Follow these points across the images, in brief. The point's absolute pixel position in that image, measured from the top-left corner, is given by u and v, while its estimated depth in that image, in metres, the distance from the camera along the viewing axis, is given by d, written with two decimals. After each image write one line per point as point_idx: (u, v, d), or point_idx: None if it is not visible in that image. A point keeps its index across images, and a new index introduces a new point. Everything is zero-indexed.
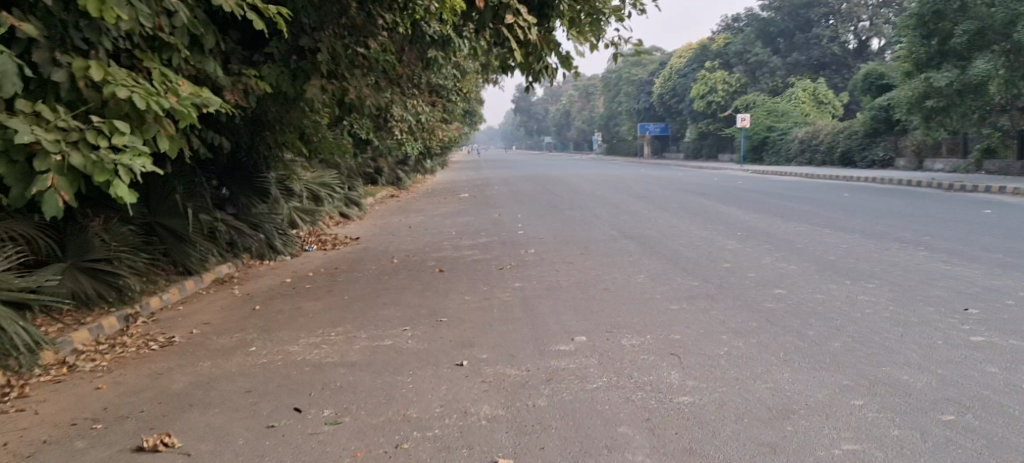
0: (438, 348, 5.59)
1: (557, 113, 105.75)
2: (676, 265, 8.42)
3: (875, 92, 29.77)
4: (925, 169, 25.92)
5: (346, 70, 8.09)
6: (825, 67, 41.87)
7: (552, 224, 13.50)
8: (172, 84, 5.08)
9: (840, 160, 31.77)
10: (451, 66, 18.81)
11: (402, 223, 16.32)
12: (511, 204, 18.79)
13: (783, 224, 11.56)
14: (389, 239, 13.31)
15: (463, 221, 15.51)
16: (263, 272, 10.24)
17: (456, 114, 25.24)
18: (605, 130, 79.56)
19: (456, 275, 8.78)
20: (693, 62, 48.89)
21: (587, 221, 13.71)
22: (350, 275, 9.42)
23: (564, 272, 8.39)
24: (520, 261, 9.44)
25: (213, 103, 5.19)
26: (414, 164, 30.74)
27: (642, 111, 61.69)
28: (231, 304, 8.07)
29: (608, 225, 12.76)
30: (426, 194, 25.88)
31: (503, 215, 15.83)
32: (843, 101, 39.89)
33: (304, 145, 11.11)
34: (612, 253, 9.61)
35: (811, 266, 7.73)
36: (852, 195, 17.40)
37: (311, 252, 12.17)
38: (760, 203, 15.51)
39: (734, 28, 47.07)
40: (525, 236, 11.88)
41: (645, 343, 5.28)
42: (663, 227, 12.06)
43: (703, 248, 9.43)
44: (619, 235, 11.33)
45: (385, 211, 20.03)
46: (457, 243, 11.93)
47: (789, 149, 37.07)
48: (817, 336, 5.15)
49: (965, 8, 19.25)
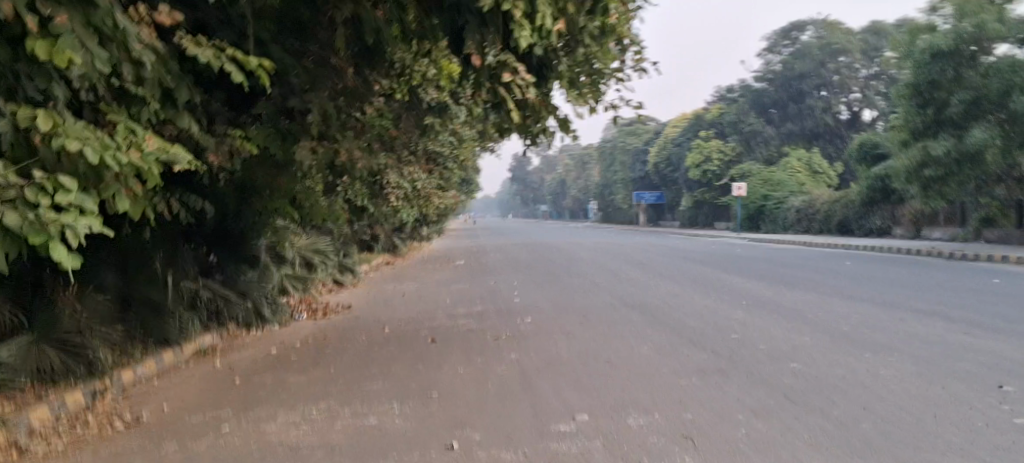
0: (429, 429, 5.12)
1: (552, 182, 106.27)
2: (681, 335, 8.00)
3: (870, 161, 29.76)
4: (924, 238, 25.68)
5: (338, 132, 7.76)
6: (819, 137, 42.11)
7: (550, 292, 13.10)
8: (139, 140, 4.80)
9: (837, 229, 31.59)
10: (448, 133, 18.65)
11: (396, 290, 15.92)
12: (507, 271, 18.43)
13: (788, 292, 11.19)
14: (382, 307, 12.86)
15: (459, 289, 15.11)
16: (249, 342, 9.75)
17: (452, 181, 25.09)
18: (600, 199, 79.82)
19: (450, 346, 8.35)
20: (688, 131, 49.22)
21: (586, 289, 13.32)
22: (339, 345, 8.96)
23: (565, 343, 7.97)
24: (518, 331, 9.01)
25: (182, 161, 4.92)
26: (410, 232, 30.49)
27: (638, 179, 61.87)
28: (211, 377, 7.58)
29: (608, 293, 12.35)
30: (420, 262, 25.52)
31: (499, 283, 15.43)
32: (838, 170, 40.00)
33: (295, 210, 10.75)
34: (614, 322, 9.20)
35: (824, 337, 7.33)
36: (855, 263, 17.10)
37: (301, 321, 11.70)
38: (762, 271, 15.17)
39: (728, 98, 47.54)
40: (523, 305, 11.47)
41: (655, 423, 4.83)
42: (665, 296, 11.67)
43: (709, 318, 9.03)
44: (620, 304, 10.92)
45: (378, 278, 19.65)
46: (452, 312, 11.50)
47: (785, 217, 36.97)
48: (842, 415, 4.73)
49: (960, 78, 19.27)
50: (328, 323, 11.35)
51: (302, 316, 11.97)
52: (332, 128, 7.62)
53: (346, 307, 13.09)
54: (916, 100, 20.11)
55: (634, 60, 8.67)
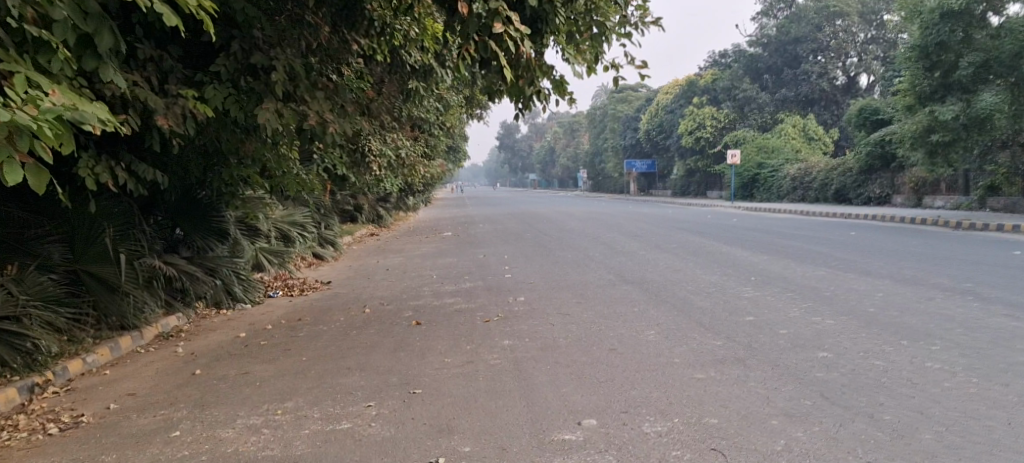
0: (409, 436, 4.39)
1: (542, 150, 105.30)
2: (689, 316, 7.31)
3: (869, 128, 29.08)
4: (925, 206, 25.12)
5: (306, 92, 6.89)
6: (814, 103, 41.39)
7: (542, 266, 12.41)
8: (39, 93, 4.28)
9: (834, 198, 31.01)
10: (433, 98, 17.79)
11: (380, 264, 15.19)
12: (498, 243, 17.74)
13: (797, 267, 10.53)
14: (364, 284, 12.15)
15: (446, 263, 14.40)
16: (218, 325, 9.00)
17: (439, 149, 24.25)
18: (590, 167, 79.06)
19: (435, 329, 7.62)
20: (679, 98, 48.37)
21: (580, 263, 12.65)
22: (314, 328, 8.21)
23: (561, 326, 7.26)
24: (510, 312, 8.30)
25: (89, 118, 4.44)
26: (396, 202, 29.68)
27: (628, 147, 61.07)
28: (169, 366, 6.80)
29: (603, 268, 11.67)
30: (406, 233, 24.78)
31: (489, 256, 14.73)
32: (833, 138, 39.37)
33: (266, 180, 9.96)
34: (614, 302, 8.50)
35: (849, 319, 6.66)
36: (859, 233, 16.51)
37: (275, 299, 10.95)
38: (764, 242, 14.52)
39: (722, 64, 46.70)
40: (514, 281, 10.76)
41: (674, 432, 4.13)
42: (665, 270, 10.99)
43: (717, 296, 8.34)
44: (618, 281, 10.23)
45: (362, 251, 18.91)
46: (440, 288, 10.79)
47: (780, 186, 36.37)
48: (896, 423, 4.05)
49: (969, 40, 18.55)
50: (305, 301, 10.62)
51: (277, 293, 11.23)
52: (299, 88, 6.79)
53: (324, 283, 12.37)
54: (923, 63, 19.37)
55: (637, 14, 7.88)
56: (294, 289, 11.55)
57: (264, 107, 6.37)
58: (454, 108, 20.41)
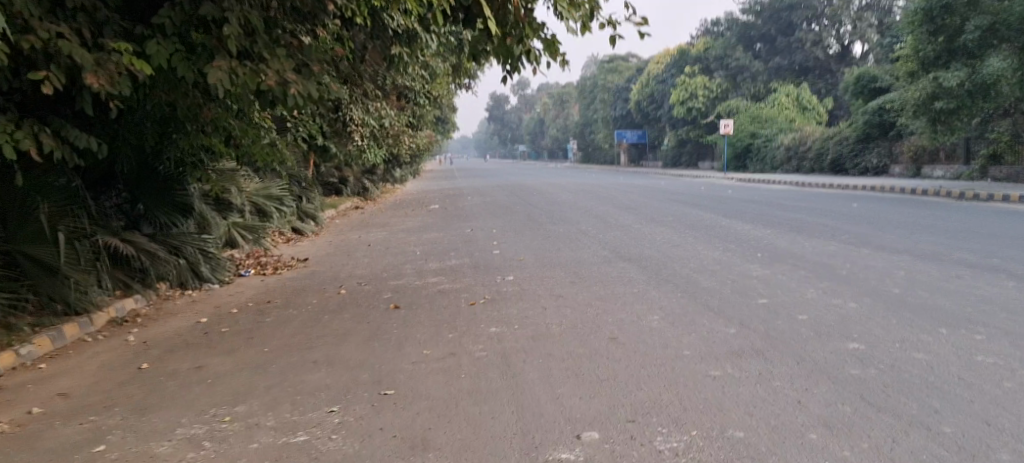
0: (377, 454, 3.72)
1: (531, 120, 104.23)
2: (696, 299, 6.63)
3: (866, 96, 28.37)
4: (924, 177, 24.53)
5: (266, 49, 6.02)
6: (808, 72, 40.63)
7: (530, 242, 11.72)
8: None
9: (830, 168, 30.38)
10: (418, 65, 16.94)
11: (362, 240, 14.46)
12: (487, 216, 17.03)
13: (805, 241, 9.86)
14: (343, 262, 11.41)
15: (432, 238, 13.69)
16: (180, 307, 8.25)
17: (425, 119, 23.44)
18: (580, 138, 78.20)
19: (415, 314, 6.92)
20: (671, 67, 47.51)
21: (574, 238, 11.96)
22: (284, 312, 7.48)
23: (553, 311, 6.57)
24: (498, 294, 7.60)
25: None
26: (382, 174, 28.89)
27: (619, 118, 60.23)
28: (118, 358, 6.05)
29: (598, 244, 10.98)
30: (392, 206, 24.01)
31: (476, 231, 14.02)
32: (828, 106, 38.67)
33: (230, 151, 9.16)
34: (611, 282, 7.80)
35: (875, 302, 5.99)
36: (862, 204, 15.85)
37: (247, 278, 10.20)
38: (765, 214, 13.85)
39: (714, 32, 45.81)
40: (502, 259, 10.06)
41: (694, 450, 3.49)
42: (665, 246, 10.31)
43: (723, 276, 7.66)
44: (614, 258, 9.54)
45: (345, 224, 18.20)
46: (423, 266, 10.07)
47: (774, 156, 35.73)
48: (960, 439, 3.39)
49: (975, 3, 17.78)
50: (278, 281, 9.89)
51: (250, 271, 10.48)
52: (257, 44, 5.95)
53: (302, 260, 11.62)
54: (927, 27, 18.61)
55: None
56: (268, 267, 10.79)
57: (214, 64, 5.55)
58: (441, 76, 19.58)
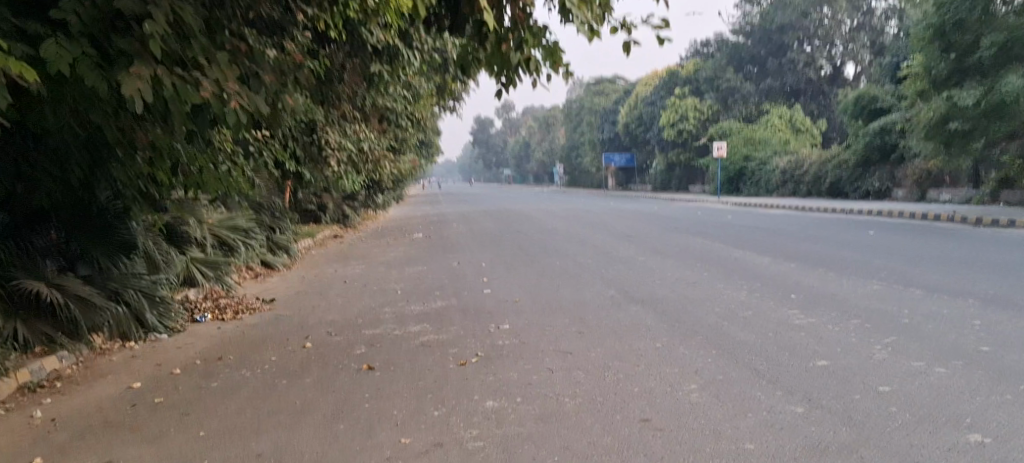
0: None
1: (517, 144, 103.41)
2: (738, 360, 5.44)
3: (865, 118, 27.46)
4: (930, 201, 23.57)
5: (204, 54, 4.80)
6: (800, 94, 39.89)
7: (526, 279, 10.51)
8: None
9: (829, 192, 29.42)
10: (400, 84, 15.78)
11: (339, 274, 13.21)
12: (476, 246, 15.80)
13: (840, 279, 8.70)
14: (315, 303, 10.14)
15: (417, 272, 12.46)
16: (115, 367, 6.95)
17: (409, 143, 22.30)
18: (566, 161, 77.38)
19: (395, 379, 5.68)
20: (660, 89, 46.66)
21: (574, 274, 10.77)
22: (235, 375, 6.22)
23: (564, 377, 5.36)
24: (494, 349, 6.38)
25: None
26: (364, 199, 27.67)
27: (607, 141, 59.33)
28: (13, 444, 4.77)
29: (603, 282, 9.79)
30: (374, 234, 22.76)
31: (464, 264, 12.83)
32: (821, 129, 37.87)
33: (176, 178, 7.91)
34: (627, 333, 6.59)
35: (968, 367, 4.83)
36: (879, 232, 14.75)
37: (202, 325, 8.91)
38: (779, 244, 12.71)
39: (704, 53, 45.11)
40: (495, 301, 8.83)
41: None
42: (679, 285, 9.12)
43: (761, 326, 6.47)
44: (624, 300, 8.33)
45: (322, 256, 16.93)
46: (407, 311, 8.82)
47: (768, 179, 34.79)
48: None
49: (990, 19, 16.85)
50: (237, 329, 8.61)
51: (206, 317, 9.19)
52: (191, 47, 4.74)
53: (268, 301, 10.35)
54: (938, 45, 17.67)
55: None
56: (228, 311, 9.51)
57: (130, 70, 4.27)
58: (424, 97, 18.46)
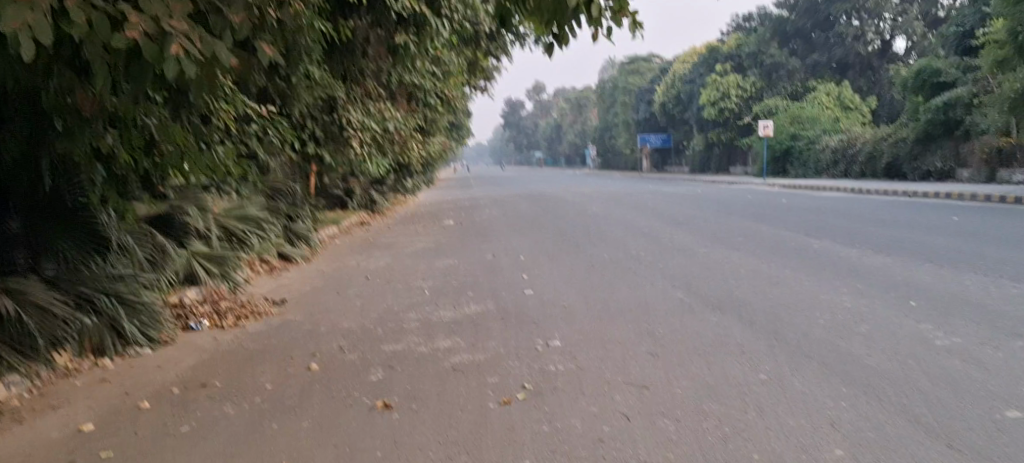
0: None
1: (548, 126, 101.57)
2: (886, 405, 3.99)
3: (927, 93, 25.38)
4: (1002, 181, 21.66)
5: None
6: (849, 69, 37.82)
7: (572, 276, 9.06)
8: None
9: (885, 173, 27.53)
10: (429, 58, 14.43)
11: (361, 267, 11.90)
12: (513, 234, 14.39)
13: (959, 278, 7.18)
14: (330, 305, 8.79)
15: (447, 266, 11.07)
16: (75, 394, 5.67)
17: (439, 123, 20.98)
18: (599, 143, 75.57)
19: (418, 425, 4.31)
20: (699, 67, 44.75)
21: (626, 269, 9.34)
22: (216, 411, 4.90)
23: (647, 428, 3.96)
24: (546, 379, 4.98)
25: None
26: (393, 183, 26.41)
27: (642, 121, 57.42)
28: None
29: (664, 280, 8.34)
30: (402, 221, 21.39)
31: (499, 256, 11.44)
32: (872, 106, 35.84)
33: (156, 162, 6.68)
34: (715, 356, 5.14)
35: None
36: (965, 216, 13.09)
37: (194, 334, 7.61)
38: (858, 232, 11.14)
39: (746, 28, 43.22)
40: (540, 306, 7.41)
41: None
42: (759, 284, 7.63)
43: (891, 346, 4.99)
44: (697, 305, 6.87)
45: (345, 246, 15.62)
46: (435, 318, 7.42)
47: (817, 159, 32.90)
48: None
49: None
50: (236, 341, 7.26)
51: (202, 324, 7.87)
52: None
53: (276, 302, 9.03)
54: None
55: None
56: (229, 315, 8.17)
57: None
58: (454, 75, 17.11)
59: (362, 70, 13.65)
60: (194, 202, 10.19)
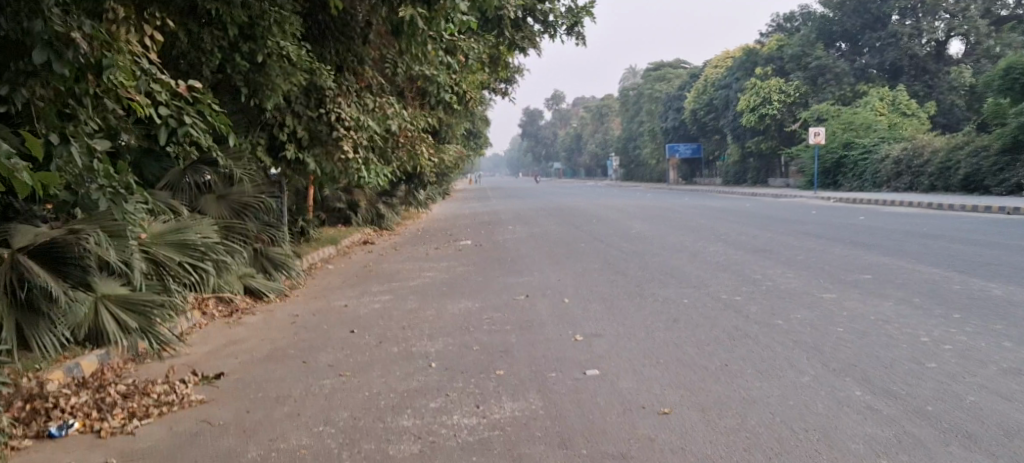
0: None
1: (567, 136, 98.04)
2: None
3: (1016, 94, 21.92)
4: None
5: None
6: (902, 73, 34.49)
7: (653, 348, 5.93)
8: None
9: (961, 183, 24.00)
10: (444, 45, 11.41)
11: (352, 312, 8.83)
12: (549, 264, 11.30)
13: None
14: (284, 388, 5.76)
15: (464, 313, 8.05)
16: None
17: (456, 128, 18.00)
18: (622, 154, 72.25)
19: None
20: (735, 71, 41.37)
21: (730, 332, 6.27)
22: None
23: None
24: None
25: None
26: (404, 195, 23.50)
27: (671, 130, 53.99)
28: None
29: (813, 361, 5.19)
30: (414, 240, 18.44)
31: (535, 299, 8.44)
32: (930, 112, 32.54)
33: None
34: None
35: None
36: None
37: (47, 453, 4.63)
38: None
39: (787, 29, 39.96)
40: (628, 421, 4.33)
41: None
42: (989, 377, 4.58)
43: None
44: (932, 441, 3.73)
45: (339, 273, 12.71)
46: (441, 436, 4.35)
47: (875, 170, 29.71)
48: None
49: None
50: None
51: (68, 428, 4.91)
52: None
53: (206, 378, 6.14)
54: None
55: None
56: (118, 409, 5.20)
57: None
58: (474, 69, 14.02)
59: (362, 57, 10.70)
60: (106, 226, 7.11)
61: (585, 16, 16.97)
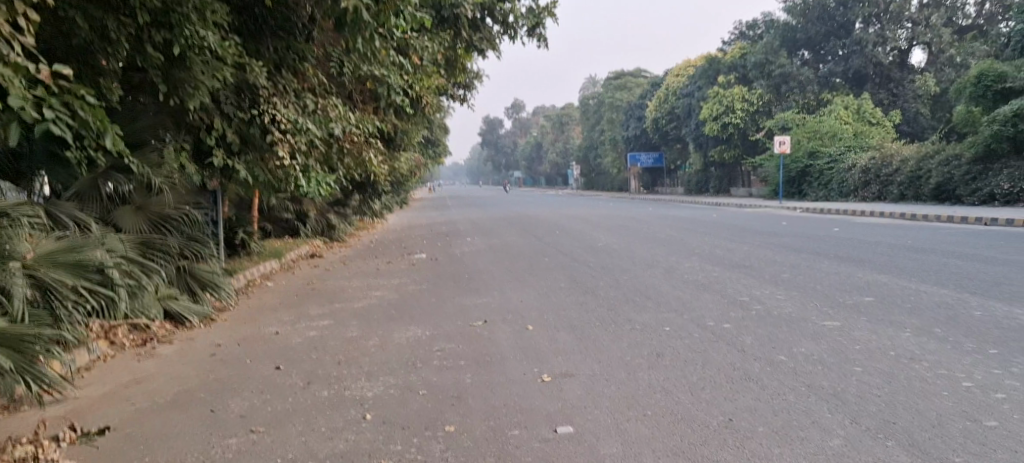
0: None
1: (527, 145, 97.02)
2: None
3: (988, 102, 21.53)
4: None
5: None
6: (866, 81, 34.12)
7: (637, 394, 4.87)
8: None
9: (931, 192, 23.49)
10: (395, 43, 10.27)
11: (284, 341, 7.64)
12: (510, 282, 10.20)
13: None
14: (180, 450, 4.60)
15: (412, 343, 6.92)
16: None
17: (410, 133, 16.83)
18: (583, 163, 71.49)
19: None
20: (699, 78, 40.59)
21: (728, 371, 5.26)
22: None
23: None
24: None
25: None
26: (358, 203, 22.26)
27: (632, 139, 53.32)
28: None
29: (838, 417, 4.20)
30: (366, 252, 17.22)
31: (495, 326, 7.34)
32: (894, 121, 32.22)
33: None
34: None
35: None
36: None
37: None
38: None
39: (749, 36, 39.51)
40: None
41: None
42: None
43: None
44: None
45: (279, 291, 11.48)
46: None
47: (842, 179, 29.22)
48: None
49: None
50: None
51: None
52: None
53: (85, 434, 4.95)
54: None
55: None
56: None
57: None
58: (430, 73, 12.90)
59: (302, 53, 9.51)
60: None
61: (547, 16, 15.94)
